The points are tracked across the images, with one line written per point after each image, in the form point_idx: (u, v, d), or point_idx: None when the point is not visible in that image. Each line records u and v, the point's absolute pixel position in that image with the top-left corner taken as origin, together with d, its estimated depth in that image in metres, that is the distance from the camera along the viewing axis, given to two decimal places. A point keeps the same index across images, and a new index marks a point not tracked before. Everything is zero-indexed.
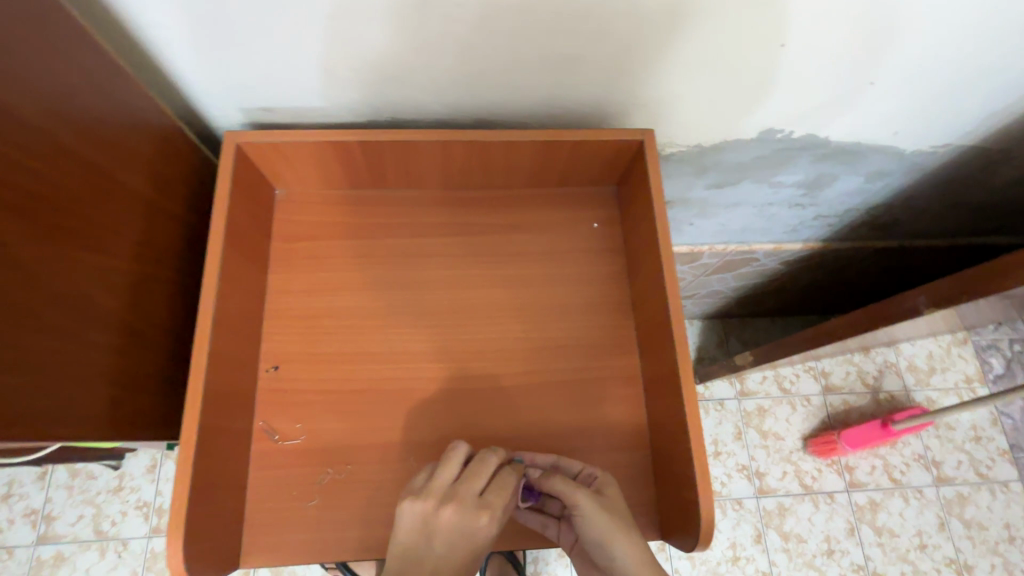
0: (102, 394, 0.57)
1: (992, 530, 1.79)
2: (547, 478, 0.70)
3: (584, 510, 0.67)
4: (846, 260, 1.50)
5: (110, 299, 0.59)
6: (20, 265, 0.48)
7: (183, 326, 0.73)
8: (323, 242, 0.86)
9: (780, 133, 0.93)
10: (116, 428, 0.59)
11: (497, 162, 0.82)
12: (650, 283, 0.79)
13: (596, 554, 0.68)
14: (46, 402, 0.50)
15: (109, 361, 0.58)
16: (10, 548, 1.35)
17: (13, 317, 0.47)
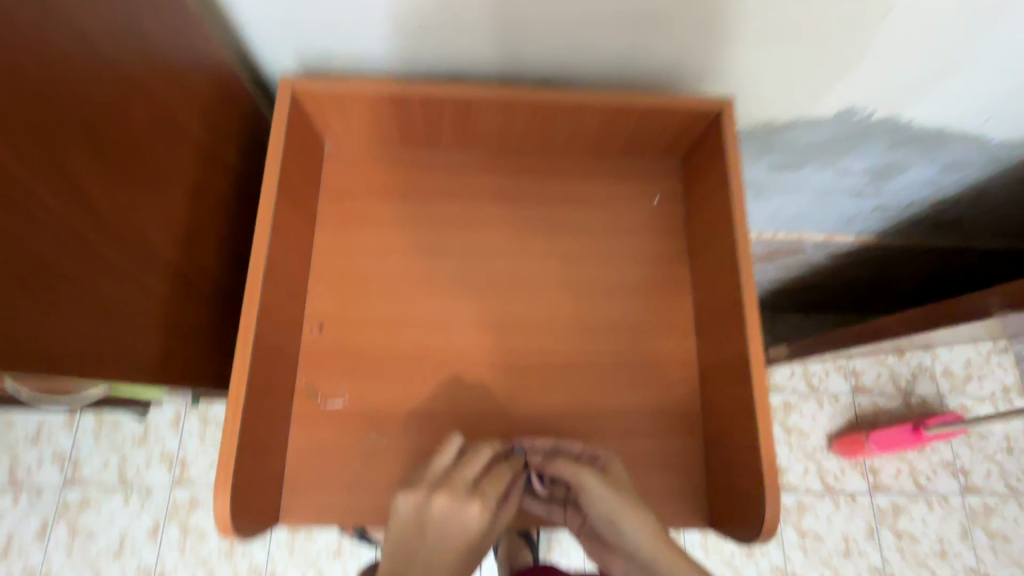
0: (133, 330, 0.56)
1: (1017, 542, 1.72)
2: (550, 461, 0.69)
3: (590, 490, 0.65)
4: (896, 260, 1.41)
5: (152, 232, 0.58)
6: (76, 185, 0.48)
7: (219, 275, 0.71)
8: (373, 201, 0.83)
9: (861, 113, 0.85)
10: (144, 368, 0.58)
11: (560, 125, 0.78)
12: (716, 263, 0.75)
13: (608, 533, 0.66)
14: (81, 328, 0.49)
15: (142, 296, 0.57)
16: (38, 489, 1.38)
17: (61, 234, 0.47)
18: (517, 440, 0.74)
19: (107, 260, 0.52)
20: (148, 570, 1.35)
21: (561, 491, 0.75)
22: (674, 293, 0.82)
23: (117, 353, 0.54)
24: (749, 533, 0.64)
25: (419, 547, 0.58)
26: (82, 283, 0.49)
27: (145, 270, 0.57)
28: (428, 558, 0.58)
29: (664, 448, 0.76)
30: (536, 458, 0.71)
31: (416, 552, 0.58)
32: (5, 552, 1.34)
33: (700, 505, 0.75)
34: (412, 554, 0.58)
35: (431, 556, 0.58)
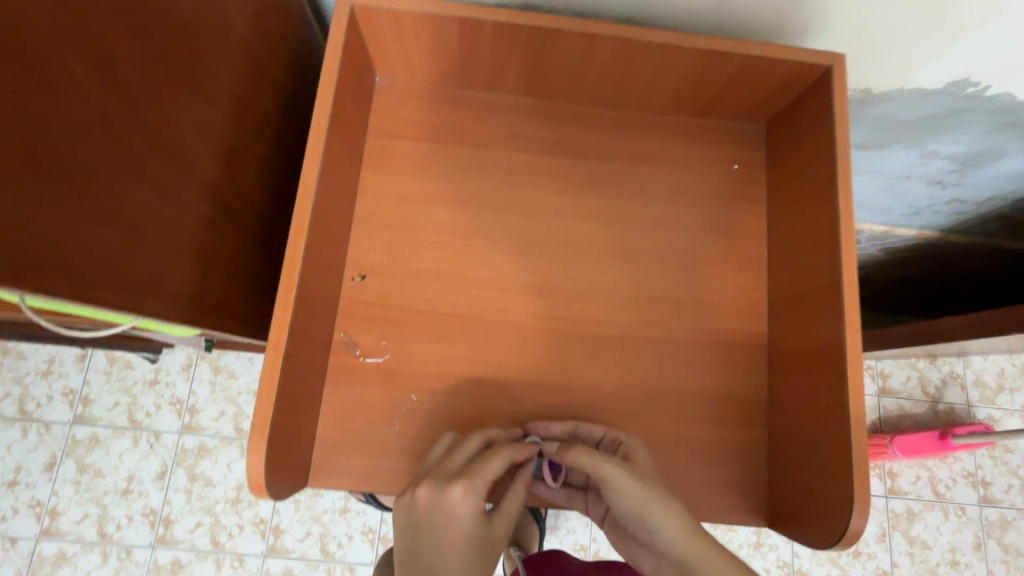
0: (158, 248, 0.50)
1: None
2: (565, 450, 0.62)
3: (613, 482, 0.60)
4: (955, 258, 1.32)
5: (182, 140, 0.52)
6: (109, 65, 0.43)
7: (250, 209, 0.64)
8: (424, 145, 0.75)
9: (974, 87, 0.76)
10: (169, 294, 0.52)
11: (642, 72, 0.70)
12: (805, 241, 0.67)
13: (635, 528, 0.62)
14: (102, 231, 0.43)
15: (168, 210, 0.51)
16: (48, 423, 1.35)
17: (86, 116, 0.41)
18: (529, 427, 0.67)
19: (143, 174, 0.47)
20: (154, 512, 1.33)
21: (579, 477, 0.74)
22: (746, 271, 0.75)
23: (150, 280, 0.49)
24: (825, 541, 0.59)
25: (419, 550, 0.55)
26: (117, 194, 0.45)
27: (183, 193, 0.53)
28: (428, 565, 0.55)
29: (723, 437, 0.71)
30: (552, 446, 0.64)
31: (417, 557, 0.55)
32: (13, 483, 1.32)
33: (756, 500, 0.69)
34: (414, 559, 0.55)
35: (428, 559, 0.55)
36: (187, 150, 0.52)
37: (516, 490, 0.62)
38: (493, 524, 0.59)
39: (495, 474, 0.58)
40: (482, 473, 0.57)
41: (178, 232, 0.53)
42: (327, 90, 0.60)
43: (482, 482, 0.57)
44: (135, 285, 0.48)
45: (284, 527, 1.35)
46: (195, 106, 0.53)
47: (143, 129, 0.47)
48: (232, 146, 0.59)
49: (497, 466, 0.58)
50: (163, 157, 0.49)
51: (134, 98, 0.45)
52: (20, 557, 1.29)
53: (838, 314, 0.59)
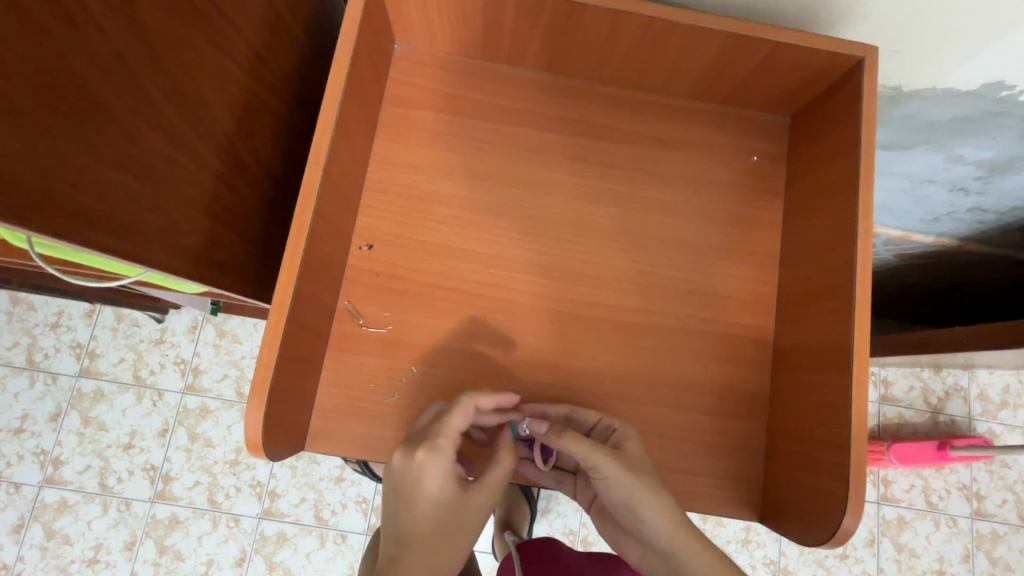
0: (167, 203, 0.50)
1: None
2: (557, 435, 0.62)
3: (603, 470, 0.60)
4: (971, 269, 1.30)
5: (197, 93, 0.51)
6: (127, 8, 0.42)
7: (260, 170, 0.64)
8: (439, 116, 0.74)
9: (1009, 90, 0.74)
10: (175, 250, 0.52)
11: (669, 54, 0.68)
12: (821, 237, 0.66)
13: (624, 517, 0.61)
14: (110, 180, 0.43)
15: (179, 163, 0.50)
16: (55, 374, 1.37)
17: (100, 59, 0.41)
18: (524, 406, 0.68)
19: (159, 124, 0.47)
20: (155, 468, 1.35)
21: (569, 461, 0.75)
22: (758, 265, 0.74)
23: (162, 234, 0.50)
24: (816, 538, 0.59)
25: (392, 514, 0.56)
26: (133, 142, 0.45)
27: (199, 147, 0.53)
28: (399, 525, 0.55)
29: (722, 430, 0.70)
30: (542, 426, 0.64)
31: (391, 520, 0.56)
32: (19, 431, 1.34)
33: (750, 494, 0.69)
34: (390, 522, 0.56)
35: (399, 520, 0.56)
36: (204, 103, 0.52)
37: (501, 458, 0.61)
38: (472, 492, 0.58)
39: (457, 428, 0.59)
40: (444, 430, 0.58)
41: (192, 187, 0.53)
42: (346, 51, 0.59)
43: (445, 440, 0.58)
44: (147, 237, 0.48)
45: (280, 492, 1.37)
46: (215, 58, 0.52)
47: (160, 75, 0.47)
48: (250, 104, 0.59)
49: (457, 424, 0.59)
50: (179, 108, 0.49)
51: (152, 43, 0.45)
52: (24, 503, 1.32)
53: (848, 313, 0.59)
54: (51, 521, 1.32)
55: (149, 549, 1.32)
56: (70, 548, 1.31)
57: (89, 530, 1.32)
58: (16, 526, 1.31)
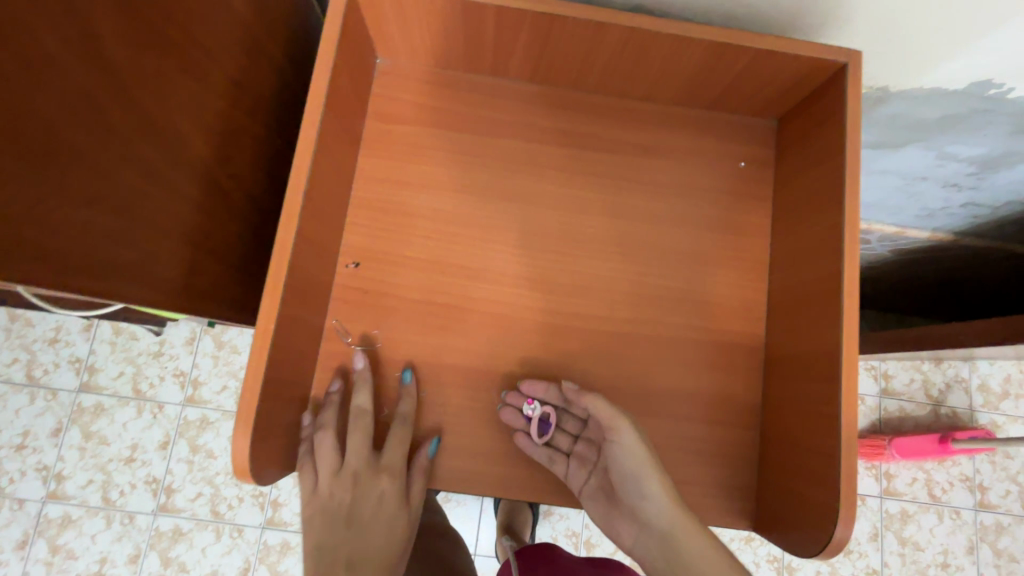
0: (141, 234, 0.50)
1: None
2: (586, 393, 0.64)
3: (621, 438, 0.61)
4: (968, 264, 1.28)
5: (168, 121, 0.51)
6: (91, 44, 0.42)
7: (238, 191, 0.63)
8: (423, 130, 0.74)
9: (996, 88, 0.73)
10: (151, 278, 0.52)
11: (651, 63, 0.68)
12: (809, 244, 0.66)
13: (625, 491, 0.63)
14: (82, 218, 0.43)
15: (152, 193, 0.50)
16: (55, 390, 1.37)
17: (66, 99, 0.41)
18: (526, 386, 0.68)
19: (129, 160, 0.47)
20: (157, 481, 1.35)
21: (564, 442, 0.71)
22: (748, 272, 0.74)
23: (137, 267, 0.50)
24: (809, 548, 0.59)
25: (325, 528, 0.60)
26: (104, 180, 0.45)
27: (173, 177, 0.52)
28: (334, 537, 0.60)
29: (715, 438, 0.70)
30: (570, 386, 0.65)
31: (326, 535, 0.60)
32: (21, 447, 1.35)
33: (743, 501, 0.69)
34: (331, 550, 0.59)
35: (334, 530, 0.60)
36: (177, 134, 0.52)
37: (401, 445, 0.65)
38: (390, 480, 0.63)
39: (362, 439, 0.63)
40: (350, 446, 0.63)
41: (168, 218, 0.53)
42: (325, 72, 0.58)
43: (348, 464, 0.62)
44: (123, 273, 0.48)
45: (283, 501, 1.37)
46: (187, 89, 0.52)
47: (130, 112, 0.46)
48: (227, 130, 0.59)
49: (358, 437, 0.63)
50: (151, 141, 0.49)
51: (121, 81, 0.45)
52: (28, 518, 1.32)
53: (837, 322, 0.58)
54: (55, 537, 1.32)
55: (153, 561, 1.33)
56: (74, 563, 1.32)
57: (93, 544, 1.32)
58: (21, 541, 1.32)
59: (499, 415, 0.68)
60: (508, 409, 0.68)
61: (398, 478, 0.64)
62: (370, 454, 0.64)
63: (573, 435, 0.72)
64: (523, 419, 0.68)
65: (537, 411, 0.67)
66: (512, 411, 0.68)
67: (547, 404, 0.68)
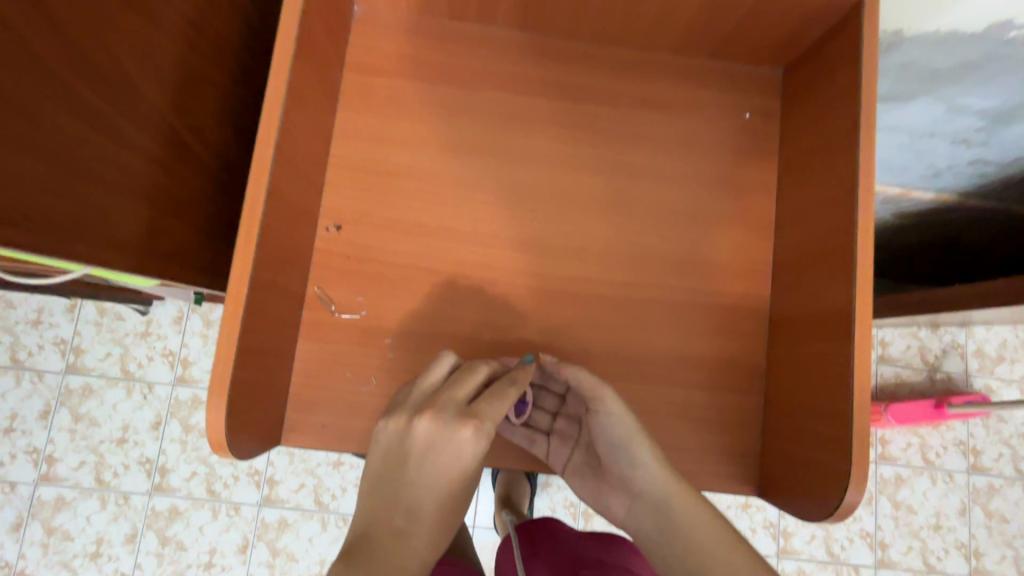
0: (89, 188, 0.46)
1: (1014, 523, 1.48)
2: (564, 365, 0.61)
3: (608, 407, 0.59)
4: (972, 226, 1.25)
5: (115, 61, 0.46)
6: None
7: (197, 142, 0.59)
8: (405, 84, 0.69)
9: (1017, 29, 0.70)
10: (100, 234, 0.48)
11: (651, 5, 0.62)
12: (818, 197, 0.62)
13: (612, 462, 0.60)
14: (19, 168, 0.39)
15: (100, 142, 0.46)
16: (41, 372, 1.33)
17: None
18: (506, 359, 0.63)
19: (64, 102, 0.42)
20: (150, 461, 1.33)
21: (543, 420, 0.68)
22: (752, 231, 0.70)
23: (80, 223, 0.46)
24: (817, 513, 0.57)
25: (402, 482, 0.49)
26: (37, 125, 0.40)
27: (118, 124, 0.48)
28: (411, 492, 0.49)
29: (716, 405, 0.68)
30: (547, 358, 0.63)
31: (397, 487, 0.49)
32: (9, 430, 1.31)
33: (746, 467, 0.67)
34: (388, 488, 0.49)
35: (416, 487, 0.49)
36: (120, 74, 0.47)
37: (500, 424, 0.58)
38: (477, 434, 0.50)
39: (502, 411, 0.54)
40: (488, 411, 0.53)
41: (115, 169, 0.49)
42: (294, 9, 0.53)
43: (441, 396, 0.53)
44: (64, 229, 0.44)
45: (278, 479, 1.35)
46: (132, 23, 0.47)
47: (62, 46, 0.41)
48: (180, 74, 0.54)
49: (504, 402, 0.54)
50: (89, 81, 0.44)
51: (50, 10, 0.40)
52: (21, 501, 1.30)
53: (848, 277, 0.55)
54: (49, 518, 1.30)
55: (151, 540, 1.31)
56: (71, 544, 1.30)
57: (89, 525, 1.31)
58: (15, 524, 1.30)
59: None
60: None
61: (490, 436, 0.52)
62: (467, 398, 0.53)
63: (551, 412, 0.69)
64: None
65: None
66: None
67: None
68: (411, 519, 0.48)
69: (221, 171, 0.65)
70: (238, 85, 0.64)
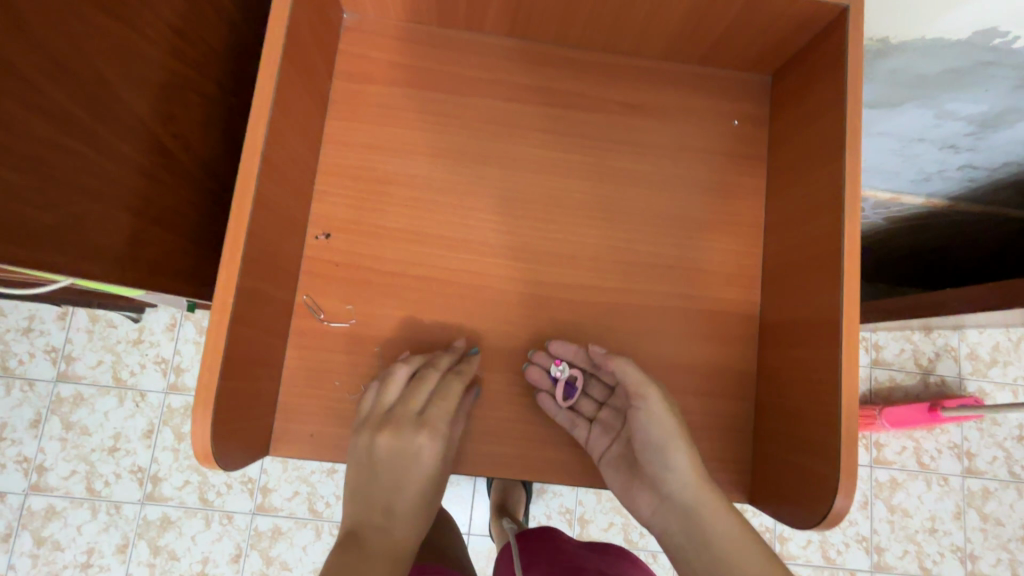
0: (67, 196, 0.46)
1: (1009, 526, 1.48)
2: (613, 357, 0.61)
3: (650, 407, 0.58)
4: (963, 230, 1.26)
5: (93, 69, 0.46)
6: None
7: (181, 150, 0.59)
8: (395, 91, 0.69)
9: (1002, 36, 0.70)
10: (80, 243, 0.48)
11: (638, 13, 0.63)
12: (806, 203, 0.62)
13: (647, 462, 0.60)
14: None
15: (78, 150, 0.46)
16: (31, 380, 1.32)
17: None
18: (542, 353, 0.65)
19: (39, 108, 0.42)
20: (142, 470, 1.32)
21: (588, 407, 0.67)
22: (741, 237, 0.70)
23: (60, 231, 0.46)
24: (807, 520, 0.57)
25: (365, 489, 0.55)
26: (10, 131, 0.40)
27: (97, 130, 0.48)
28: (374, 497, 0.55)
29: (707, 411, 0.67)
30: (598, 350, 0.63)
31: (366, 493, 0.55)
32: None
33: (738, 474, 0.67)
34: (367, 495, 0.55)
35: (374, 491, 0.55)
36: (98, 79, 0.47)
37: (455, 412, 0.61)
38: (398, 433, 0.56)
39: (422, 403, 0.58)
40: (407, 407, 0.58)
41: (95, 176, 0.48)
42: (281, 16, 0.53)
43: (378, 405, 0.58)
44: (43, 238, 0.44)
45: (271, 486, 1.34)
46: (113, 31, 0.47)
47: (37, 51, 0.41)
48: (163, 79, 0.54)
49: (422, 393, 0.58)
50: (65, 86, 0.44)
51: (22, 14, 0.39)
52: (10, 511, 1.29)
53: (836, 283, 0.55)
54: (39, 529, 1.29)
55: (142, 550, 1.30)
56: (61, 554, 1.29)
57: (80, 535, 1.29)
58: (4, 534, 1.28)
59: (524, 374, 0.66)
60: (534, 368, 0.65)
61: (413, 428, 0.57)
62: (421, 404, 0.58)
63: (598, 402, 0.68)
64: (549, 379, 0.65)
65: (565, 372, 0.64)
66: (538, 370, 0.65)
67: (574, 367, 0.66)
68: (390, 516, 0.55)
69: (208, 178, 0.64)
70: (225, 93, 0.64)
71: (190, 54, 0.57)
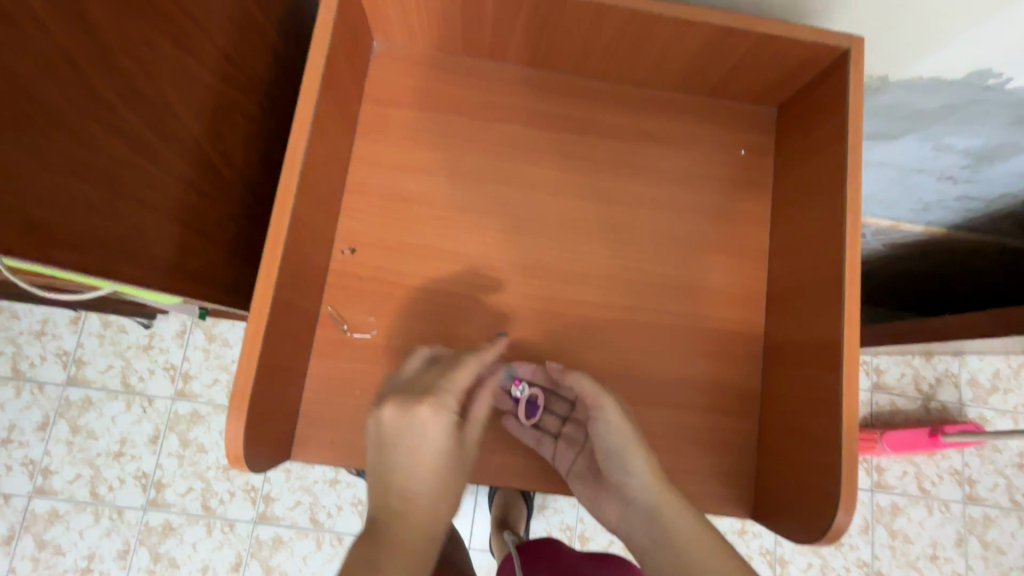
0: (131, 210, 0.49)
1: (1010, 555, 1.48)
2: (570, 371, 0.64)
3: (606, 417, 0.61)
4: (962, 258, 1.29)
5: (159, 95, 0.50)
6: (83, 13, 0.41)
7: (224, 167, 0.63)
8: (419, 115, 0.73)
9: (995, 78, 0.74)
10: (137, 254, 0.51)
11: (651, 48, 0.67)
12: (809, 230, 0.65)
13: (608, 469, 0.62)
14: (70, 190, 0.43)
15: (142, 169, 0.50)
16: (42, 383, 1.34)
17: (57, 65, 0.40)
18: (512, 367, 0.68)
19: (111, 128, 0.46)
20: (146, 475, 1.33)
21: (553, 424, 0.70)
22: (746, 260, 0.73)
23: (123, 243, 0.49)
24: (808, 535, 0.59)
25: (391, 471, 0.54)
26: (85, 148, 0.44)
27: (159, 150, 0.52)
28: (400, 477, 0.53)
29: (711, 427, 0.70)
30: (554, 365, 0.66)
31: (388, 474, 0.54)
32: (6, 441, 1.32)
33: (741, 489, 0.69)
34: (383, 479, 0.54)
35: (400, 472, 0.54)
36: (162, 103, 0.51)
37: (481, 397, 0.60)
38: (434, 410, 0.55)
39: (460, 384, 0.58)
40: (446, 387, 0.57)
41: (154, 191, 0.52)
42: (321, 47, 0.57)
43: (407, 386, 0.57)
44: (108, 248, 0.47)
45: (275, 495, 1.36)
46: (177, 61, 0.52)
47: (114, 78, 0.45)
48: (215, 103, 0.58)
49: (463, 375, 0.59)
50: (136, 110, 0.48)
51: (103, 45, 0.44)
52: (14, 514, 1.30)
53: (837, 307, 0.58)
54: (42, 532, 1.30)
55: (143, 557, 1.31)
56: (62, 558, 1.29)
57: (81, 540, 1.30)
58: (6, 537, 1.29)
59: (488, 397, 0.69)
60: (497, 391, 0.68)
61: (449, 407, 0.56)
62: (428, 380, 0.58)
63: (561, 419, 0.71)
64: (512, 400, 0.68)
65: (525, 391, 0.67)
66: (500, 392, 0.68)
67: (535, 386, 0.69)
68: (404, 498, 0.53)
69: (244, 194, 0.68)
70: (263, 114, 0.69)
71: (238, 79, 0.61)
